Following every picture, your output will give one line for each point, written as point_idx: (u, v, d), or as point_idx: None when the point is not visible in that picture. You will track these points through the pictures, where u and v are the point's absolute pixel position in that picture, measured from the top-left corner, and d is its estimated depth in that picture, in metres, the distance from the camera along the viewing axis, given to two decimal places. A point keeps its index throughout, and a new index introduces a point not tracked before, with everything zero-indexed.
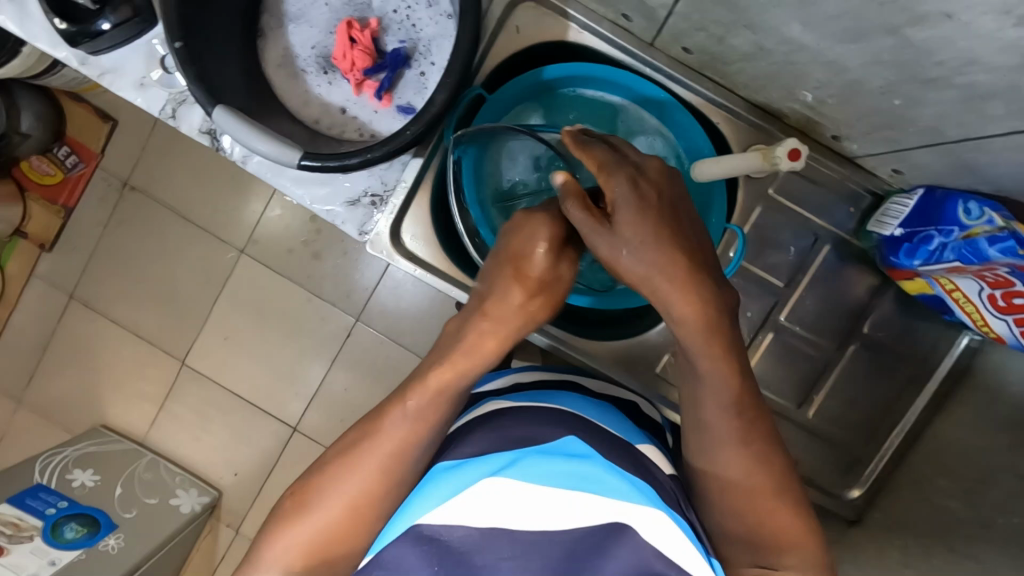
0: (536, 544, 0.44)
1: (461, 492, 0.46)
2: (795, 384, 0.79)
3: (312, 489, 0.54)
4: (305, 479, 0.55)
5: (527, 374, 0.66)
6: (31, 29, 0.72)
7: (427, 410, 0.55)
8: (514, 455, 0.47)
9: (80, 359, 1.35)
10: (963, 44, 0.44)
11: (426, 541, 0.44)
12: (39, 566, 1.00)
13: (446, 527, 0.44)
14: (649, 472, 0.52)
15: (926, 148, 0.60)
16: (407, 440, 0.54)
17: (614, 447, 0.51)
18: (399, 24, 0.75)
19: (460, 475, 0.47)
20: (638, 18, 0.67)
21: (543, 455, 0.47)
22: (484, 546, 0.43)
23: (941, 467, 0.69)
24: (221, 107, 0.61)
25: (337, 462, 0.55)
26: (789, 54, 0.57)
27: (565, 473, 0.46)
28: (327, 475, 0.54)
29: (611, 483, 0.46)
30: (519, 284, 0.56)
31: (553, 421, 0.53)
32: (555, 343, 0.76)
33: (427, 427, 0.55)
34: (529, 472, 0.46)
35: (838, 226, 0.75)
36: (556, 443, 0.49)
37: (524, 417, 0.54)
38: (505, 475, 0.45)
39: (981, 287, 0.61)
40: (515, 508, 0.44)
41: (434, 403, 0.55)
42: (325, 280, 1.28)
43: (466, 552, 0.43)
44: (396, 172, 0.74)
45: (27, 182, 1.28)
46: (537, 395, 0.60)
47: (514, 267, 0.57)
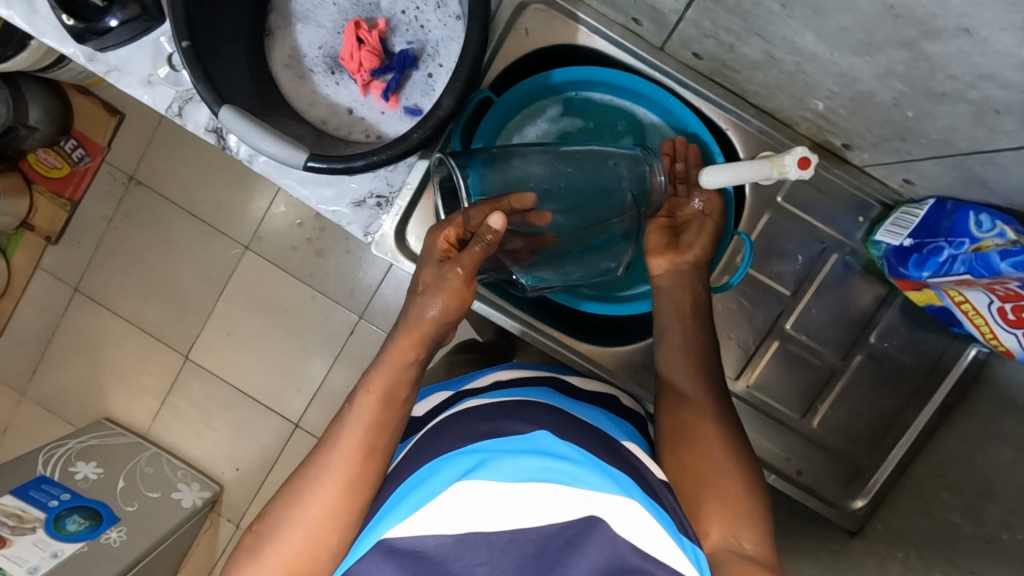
0: (509, 545, 0.42)
1: (431, 497, 0.45)
2: (799, 393, 0.78)
3: (272, 523, 0.53)
4: (264, 514, 0.54)
5: (508, 370, 0.67)
6: (39, 26, 0.72)
7: (375, 421, 0.56)
8: (481, 456, 0.47)
9: (84, 352, 1.35)
10: (979, 59, 0.43)
11: (399, 550, 0.43)
12: (42, 558, 1.00)
13: (420, 536, 0.43)
14: (631, 463, 0.53)
15: (937, 160, 0.59)
16: (359, 454, 0.54)
17: (586, 442, 0.51)
18: (407, 25, 0.74)
19: (430, 482, 0.46)
20: (648, 23, 0.66)
21: (514, 455, 0.47)
22: (456, 553, 0.42)
23: (944, 480, 0.69)
24: (227, 106, 0.61)
25: (292, 492, 0.54)
26: (800, 63, 0.57)
27: (535, 469, 0.46)
28: (283, 507, 0.53)
29: (585, 479, 0.46)
30: (435, 296, 0.57)
31: (523, 418, 0.53)
32: (525, 328, 0.75)
33: (375, 435, 0.55)
34: (499, 471, 0.45)
35: (845, 235, 0.75)
36: (524, 440, 0.49)
37: (498, 414, 0.54)
38: (474, 476, 0.45)
39: (991, 300, 0.60)
40: (487, 509, 0.43)
41: (377, 411, 0.56)
42: (328, 277, 1.28)
43: (442, 560, 0.42)
44: (402, 174, 0.73)
45: (34, 174, 1.29)
46: (515, 390, 0.61)
47: (430, 281, 0.57)
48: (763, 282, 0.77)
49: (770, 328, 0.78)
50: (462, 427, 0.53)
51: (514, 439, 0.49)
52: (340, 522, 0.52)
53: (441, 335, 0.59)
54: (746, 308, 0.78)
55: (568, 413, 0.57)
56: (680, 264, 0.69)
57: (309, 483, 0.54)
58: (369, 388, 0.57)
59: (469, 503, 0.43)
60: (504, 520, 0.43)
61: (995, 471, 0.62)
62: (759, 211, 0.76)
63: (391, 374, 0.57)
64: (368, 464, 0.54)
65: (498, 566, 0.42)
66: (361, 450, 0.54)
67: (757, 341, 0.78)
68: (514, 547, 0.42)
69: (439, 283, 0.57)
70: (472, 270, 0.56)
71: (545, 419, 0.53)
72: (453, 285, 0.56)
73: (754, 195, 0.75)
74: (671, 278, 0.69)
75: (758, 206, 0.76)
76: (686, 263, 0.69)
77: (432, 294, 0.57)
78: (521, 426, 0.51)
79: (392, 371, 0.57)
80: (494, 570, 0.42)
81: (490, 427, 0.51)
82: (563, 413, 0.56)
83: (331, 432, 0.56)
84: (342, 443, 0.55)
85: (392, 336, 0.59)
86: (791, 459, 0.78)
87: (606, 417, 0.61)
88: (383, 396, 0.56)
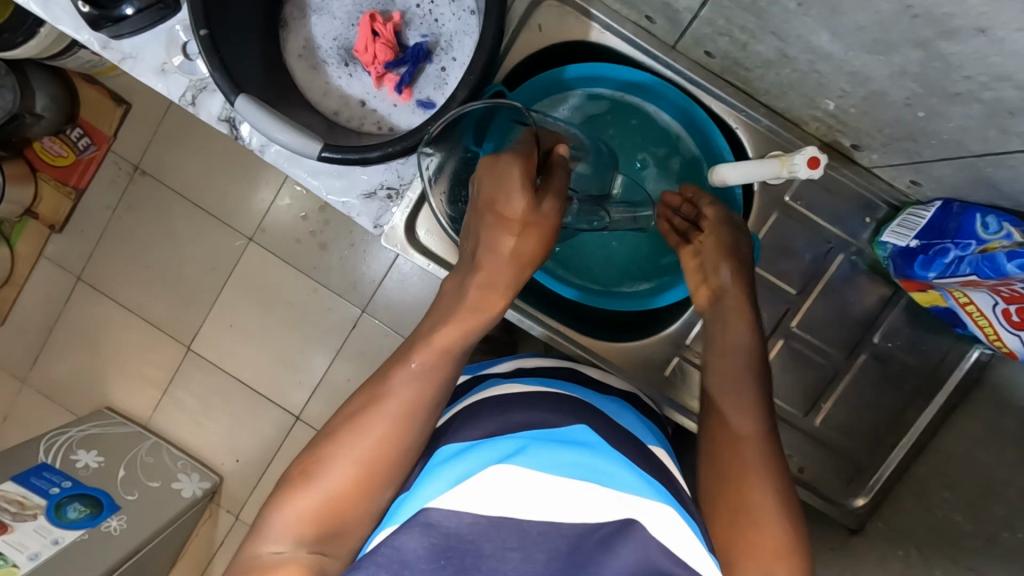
0: (543, 535, 0.42)
1: (469, 475, 0.45)
2: (802, 392, 0.79)
3: (320, 461, 0.52)
4: (313, 448, 0.54)
5: (528, 361, 0.67)
6: (54, 12, 0.72)
7: (433, 376, 0.56)
8: (522, 442, 0.48)
9: (86, 341, 1.36)
10: (993, 59, 0.44)
11: (431, 529, 0.42)
12: (42, 545, 1.01)
13: (454, 514, 0.43)
14: (660, 468, 0.54)
15: (945, 161, 0.60)
16: (416, 403, 0.55)
17: (619, 443, 0.52)
18: (421, 18, 0.75)
19: (468, 461, 0.47)
20: (662, 20, 0.66)
21: (550, 445, 0.48)
22: (488, 535, 0.42)
23: (945, 479, 0.69)
24: (244, 96, 0.61)
25: (345, 428, 0.54)
26: (813, 63, 0.57)
27: (571, 463, 0.46)
28: (335, 443, 0.53)
29: (617, 478, 0.47)
30: (524, 232, 0.58)
31: (559, 412, 0.54)
32: (550, 334, 0.76)
33: (434, 389, 0.56)
34: (537, 460, 0.46)
35: (852, 235, 0.76)
36: (565, 432, 0.50)
37: (536, 404, 0.55)
38: (513, 460, 0.45)
39: (995, 302, 0.61)
40: (524, 496, 0.43)
41: (437, 367, 0.57)
42: (332, 271, 1.28)
43: (474, 541, 0.42)
44: (413, 167, 0.73)
45: (39, 162, 1.29)
46: (548, 381, 0.62)
47: (511, 205, 0.57)
48: (769, 281, 0.78)
49: (776, 326, 0.78)
50: (498, 415, 0.53)
51: (552, 432, 0.50)
52: (390, 466, 0.52)
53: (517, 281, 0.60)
54: None
55: (602, 413, 0.58)
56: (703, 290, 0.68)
57: (366, 422, 0.54)
58: (433, 342, 0.57)
59: (506, 487, 0.44)
60: (539, 509, 0.43)
61: (996, 470, 0.63)
62: (767, 210, 0.76)
63: (458, 331, 0.58)
64: (422, 418, 0.55)
65: (528, 555, 0.42)
66: (417, 403, 0.55)
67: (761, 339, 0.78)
68: (547, 538, 0.42)
69: (529, 209, 0.57)
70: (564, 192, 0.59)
71: (581, 415, 0.55)
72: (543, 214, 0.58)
73: (762, 194, 0.76)
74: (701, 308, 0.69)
75: (765, 205, 0.76)
76: (719, 289, 0.68)
77: (517, 227, 0.58)
78: (559, 420, 0.52)
79: (461, 325, 0.58)
80: (526, 557, 0.42)
81: (526, 417, 0.52)
82: (596, 410, 0.57)
83: (389, 377, 0.56)
84: (401, 391, 0.55)
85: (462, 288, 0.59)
86: (793, 456, 0.79)
87: (631, 416, 0.63)
88: (445, 352, 0.57)
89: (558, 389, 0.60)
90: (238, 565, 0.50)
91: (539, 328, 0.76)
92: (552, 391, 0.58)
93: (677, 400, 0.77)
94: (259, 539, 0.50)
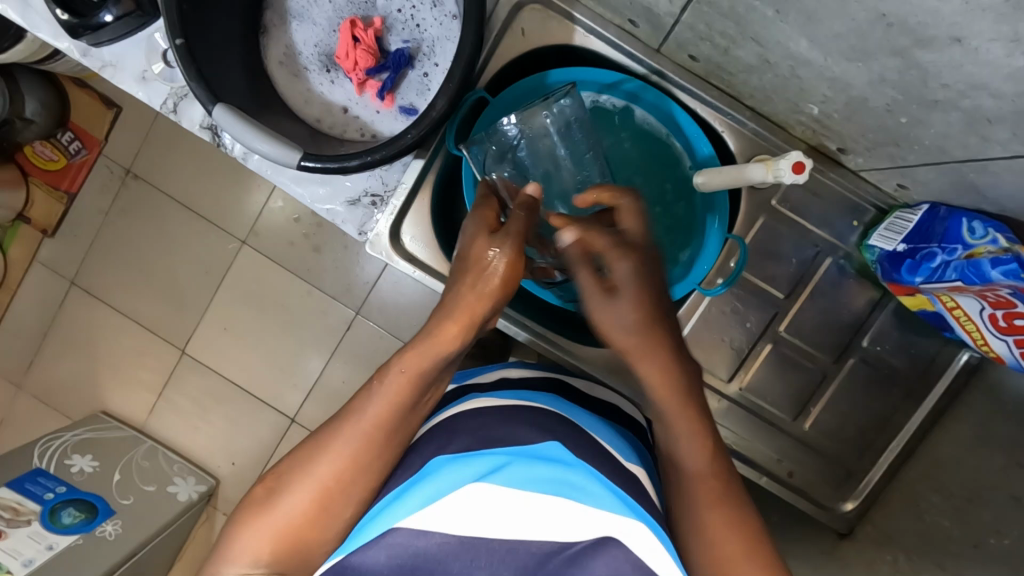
0: (510, 552, 0.43)
1: (441, 494, 0.45)
2: (791, 395, 0.78)
3: (286, 476, 0.53)
4: (279, 470, 0.54)
5: (515, 370, 0.68)
6: (33, 20, 0.71)
7: (400, 401, 0.55)
8: (503, 459, 0.48)
9: (80, 346, 1.35)
10: (970, 68, 0.43)
11: (399, 549, 0.44)
12: (37, 551, 1.01)
13: (422, 534, 0.44)
14: (634, 485, 0.54)
15: (928, 166, 0.59)
16: (378, 429, 0.54)
17: (595, 459, 0.52)
18: (403, 24, 0.74)
19: (442, 477, 0.47)
20: (644, 24, 0.66)
21: (528, 461, 0.48)
22: (455, 555, 0.43)
23: (933, 484, 0.69)
24: (221, 105, 0.61)
25: (311, 449, 0.55)
26: (793, 68, 0.57)
27: (543, 480, 0.47)
28: (300, 467, 0.54)
29: (592, 494, 0.46)
30: (475, 271, 0.57)
31: (535, 428, 0.54)
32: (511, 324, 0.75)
33: (404, 413, 0.55)
34: (514, 476, 0.46)
35: (839, 238, 0.75)
36: (541, 448, 0.50)
37: (511, 419, 0.55)
38: (488, 479, 0.46)
39: (982, 306, 0.60)
40: (495, 517, 0.44)
41: (403, 393, 0.55)
42: (325, 273, 1.28)
43: (442, 560, 0.43)
44: (396, 174, 0.73)
45: (30, 167, 1.28)
46: (524, 394, 0.62)
47: (478, 260, 0.58)
48: (757, 285, 0.77)
49: (764, 330, 0.78)
50: (474, 422, 0.55)
51: (528, 446, 0.50)
52: (352, 496, 0.53)
53: (488, 317, 0.58)
54: (740, 311, 0.78)
55: (580, 428, 0.58)
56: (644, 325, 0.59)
57: (329, 448, 0.54)
58: (400, 368, 0.55)
59: (478, 507, 0.44)
60: (507, 529, 0.44)
61: (983, 475, 0.63)
62: (754, 213, 0.76)
63: (426, 359, 0.56)
64: (381, 448, 0.54)
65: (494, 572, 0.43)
66: (382, 428, 0.54)
67: (750, 343, 0.78)
68: (514, 554, 0.43)
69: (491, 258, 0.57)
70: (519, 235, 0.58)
71: (556, 430, 0.54)
72: (501, 263, 0.57)
73: (749, 198, 0.75)
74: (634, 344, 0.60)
75: (753, 209, 0.76)
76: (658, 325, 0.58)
77: (477, 266, 0.58)
78: (535, 436, 0.52)
79: (428, 354, 0.56)
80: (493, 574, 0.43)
81: (501, 432, 0.53)
82: (574, 425, 0.58)
83: (359, 399, 0.56)
84: (366, 416, 0.55)
85: (430, 321, 0.58)
86: (783, 460, 0.79)
87: (611, 432, 0.63)
88: (414, 378, 0.55)
89: (535, 402, 0.60)
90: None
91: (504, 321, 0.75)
92: (528, 405, 0.59)
93: None
94: (225, 561, 0.52)
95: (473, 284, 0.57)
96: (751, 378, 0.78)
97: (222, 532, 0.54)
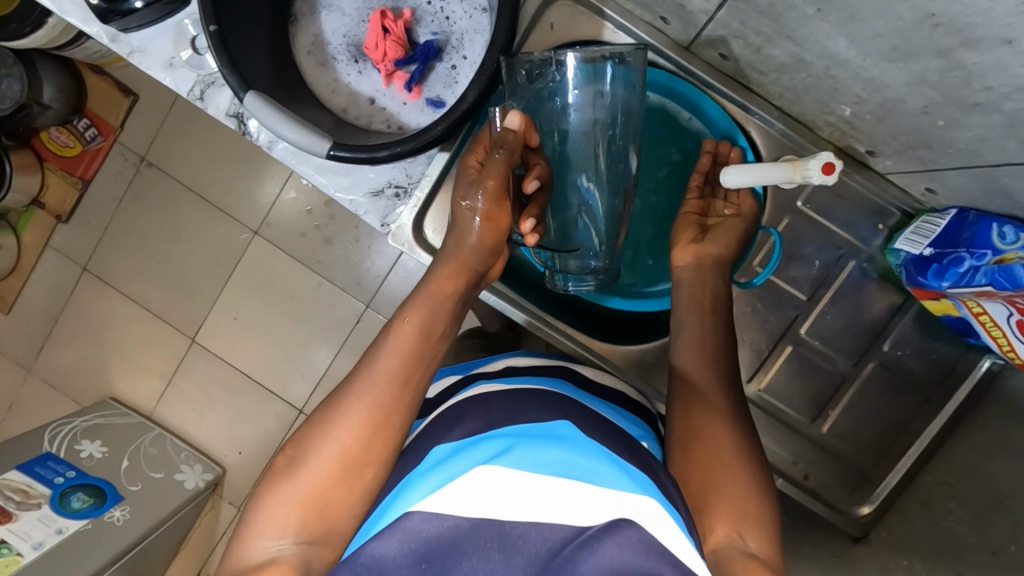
0: (524, 535, 0.44)
1: (450, 480, 0.46)
2: (809, 398, 0.78)
3: (307, 441, 0.54)
4: (299, 437, 0.55)
5: (521, 359, 0.68)
6: (63, 3, 0.71)
7: (411, 351, 0.56)
8: (507, 443, 0.48)
9: (90, 333, 1.36)
10: (1016, 70, 0.43)
11: (412, 535, 0.44)
12: (46, 534, 1.02)
13: (437, 517, 0.44)
14: (648, 462, 0.54)
15: (960, 170, 0.59)
16: (392, 381, 0.55)
17: (608, 439, 0.52)
18: (432, 16, 0.74)
19: (448, 465, 0.48)
20: (675, 21, 0.66)
21: (535, 444, 0.48)
22: (469, 538, 0.44)
23: (952, 490, 0.69)
24: (253, 93, 0.61)
25: (329, 411, 0.55)
26: (829, 69, 0.56)
27: (552, 461, 0.47)
28: (317, 431, 0.54)
29: (604, 475, 0.47)
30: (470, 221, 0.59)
31: (547, 409, 0.54)
32: (532, 319, 0.75)
33: (416, 367, 0.56)
34: (521, 459, 0.47)
35: (862, 241, 0.75)
36: (546, 427, 0.50)
37: (519, 400, 0.55)
38: (496, 462, 0.46)
39: (1010, 312, 0.60)
40: (504, 500, 0.44)
41: (412, 344, 0.56)
42: (336, 265, 1.28)
43: (456, 544, 0.44)
44: (421, 166, 0.73)
45: (45, 152, 1.29)
46: (532, 376, 0.63)
47: (461, 215, 0.60)
48: (778, 287, 0.77)
49: (784, 332, 0.78)
50: (485, 410, 0.55)
51: (535, 427, 0.51)
52: (374, 452, 0.53)
53: (481, 268, 0.61)
54: (760, 312, 0.77)
55: (589, 408, 0.58)
56: (703, 257, 0.68)
57: (345, 404, 0.54)
58: (404, 320, 0.57)
59: (487, 492, 0.45)
60: (517, 513, 0.44)
61: (1006, 482, 0.62)
62: (778, 214, 0.76)
63: (430, 308, 0.58)
64: (402, 394, 0.55)
65: (506, 559, 0.43)
66: (396, 381, 0.55)
67: (769, 346, 0.78)
68: (526, 540, 0.44)
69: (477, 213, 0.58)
70: (495, 180, 0.58)
71: (567, 410, 0.55)
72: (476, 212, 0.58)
73: (774, 198, 0.75)
74: (693, 271, 0.68)
75: (777, 210, 0.75)
76: (708, 258, 0.68)
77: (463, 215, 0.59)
78: (543, 416, 0.53)
79: (430, 306, 0.58)
80: (507, 560, 0.43)
81: (511, 413, 0.53)
82: (585, 407, 0.58)
83: (367, 357, 0.57)
84: (378, 369, 0.55)
85: (432, 271, 0.61)
86: (799, 463, 0.78)
87: (618, 414, 0.62)
88: (420, 329, 0.57)
89: (544, 385, 0.60)
90: (232, 566, 0.51)
91: (521, 313, 0.75)
92: (536, 387, 0.59)
93: None
94: (255, 532, 0.51)
95: (462, 234, 0.60)
96: (770, 381, 0.78)
97: (241, 524, 0.53)
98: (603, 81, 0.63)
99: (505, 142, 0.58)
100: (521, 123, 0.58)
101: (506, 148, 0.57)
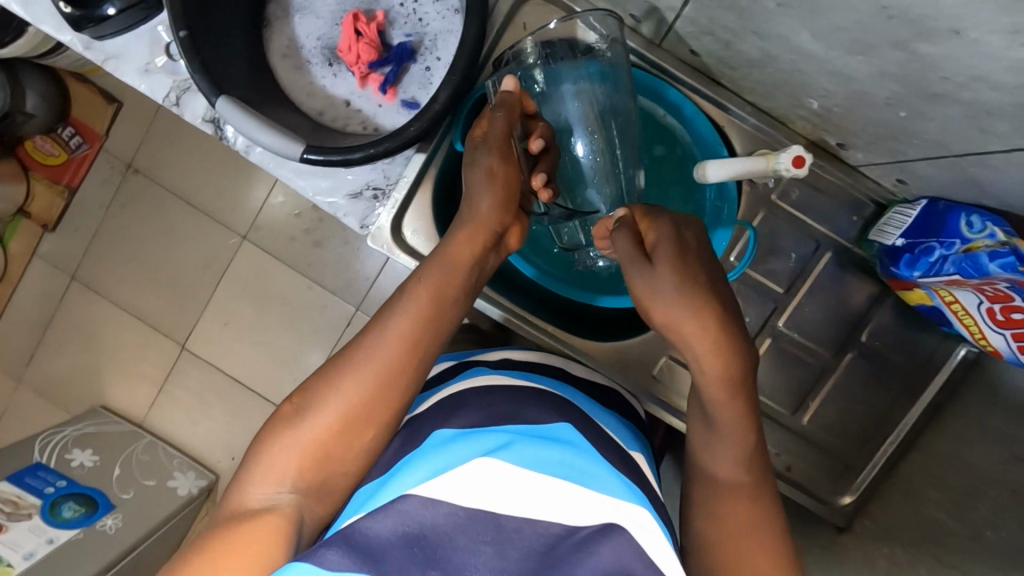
0: (519, 530, 0.43)
1: (452, 466, 0.46)
2: (791, 390, 0.79)
3: (314, 392, 0.54)
4: (307, 387, 0.55)
5: (516, 351, 0.69)
6: (36, 12, 0.71)
7: (425, 317, 0.56)
8: (508, 437, 0.49)
9: (79, 341, 1.36)
10: (970, 61, 0.43)
11: (408, 519, 0.42)
12: (37, 544, 1.02)
13: (434, 504, 0.43)
14: (635, 472, 0.55)
15: (929, 161, 0.60)
16: (405, 343, 0.55)
17: (603, 448, 0.54)
18: (406, 18, 0.74)
19: (449, 452, 0.48)
20: (645, 18, 0.66)
21: (535, 441, 0.49)
22: (463, 529, 0.42)
23: (932, 478, 0.69)
24: (225, 98, 0.61)
25: (339, 365, 0.55)
26: (795, 62, 0.57)
27: (551, 460, 0.48)
28: (327, 383, 0.54)
29: (600, 479, 0.48)
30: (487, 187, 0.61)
31: (547, 411, 0.56)
32: (508, 316, 0.75)
33: (431, 330, 0.56)
34: (522, 455, 0.47)
35: (838, 233, 0.75)
36: (548, 428, 0.52)
37: (519, 401, 0.57)
38: (497, 455, 0.47)
39: (980, 300, 0.61)
40: (503, 492, 0.44)
41: (427, 306, 0.56)
42: (325, 268, 1.28)
43: (449, 533, 0.42)
44: (399, 167, 0.74)
45: (32, 162, 1.28)
46: (528, 376, 0.63)
47: (476, 178, 0.61)
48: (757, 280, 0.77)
49: (763, 325, 0.78)
50: (485, 405, 0.56)
51: (537, 428, 0.52)
52: (378, 412, 0.54)
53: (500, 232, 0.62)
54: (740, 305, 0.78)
55: (585, 413, 0.59)
56: None
57: (357, 360, 0.55)
58: (423, 282, 0.57)
59: (485, 483, 0.44)
60: (514, 506, 0.44)
61: (982, 468, 0.63)
62: (754, 209, 0.76)
63: (448, 272, 0.58)
64: (414, 356, 0.55)
65: (499, 552, 0.41)
66: (408, 343, 0.55)
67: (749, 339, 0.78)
68: (520, 535, 0.43)
69: (485, 174, 0.61)
70: (501, 138, 0.61)
71: (565, 412, 0.57)
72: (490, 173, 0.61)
73: (750, 192, 0.76)
74: None
75: (753, 204, 0.75)
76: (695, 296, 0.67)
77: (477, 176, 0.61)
78: (546, 418, 0.55)
79: (449, 269, 0.58)
80: (499, 553, 0.41)
81: (513, 412, 0.55)
82: (580, 412, 0.59)
83: (384, 313, 0.57)
84: (393, 328, 0.55)
85: (451, 234, 0.61)
86: (782, 455, 0.78)
87: (611, 419, 0.63)
88: (434, 296, 0.57)
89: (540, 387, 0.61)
90: (226, 510, 0.51)
91: (498, 310, 0.75)
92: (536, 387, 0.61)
93: (663, 399, 0.78)
94: (252, 480, 0.52)
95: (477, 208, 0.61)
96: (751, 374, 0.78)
97: (239, 469, 0.54)
98: (583, 81, 0.65)
99: (504, 105, 0.61)
100: (515, 87, 0.62)
101: (506, 108, 0.61)
